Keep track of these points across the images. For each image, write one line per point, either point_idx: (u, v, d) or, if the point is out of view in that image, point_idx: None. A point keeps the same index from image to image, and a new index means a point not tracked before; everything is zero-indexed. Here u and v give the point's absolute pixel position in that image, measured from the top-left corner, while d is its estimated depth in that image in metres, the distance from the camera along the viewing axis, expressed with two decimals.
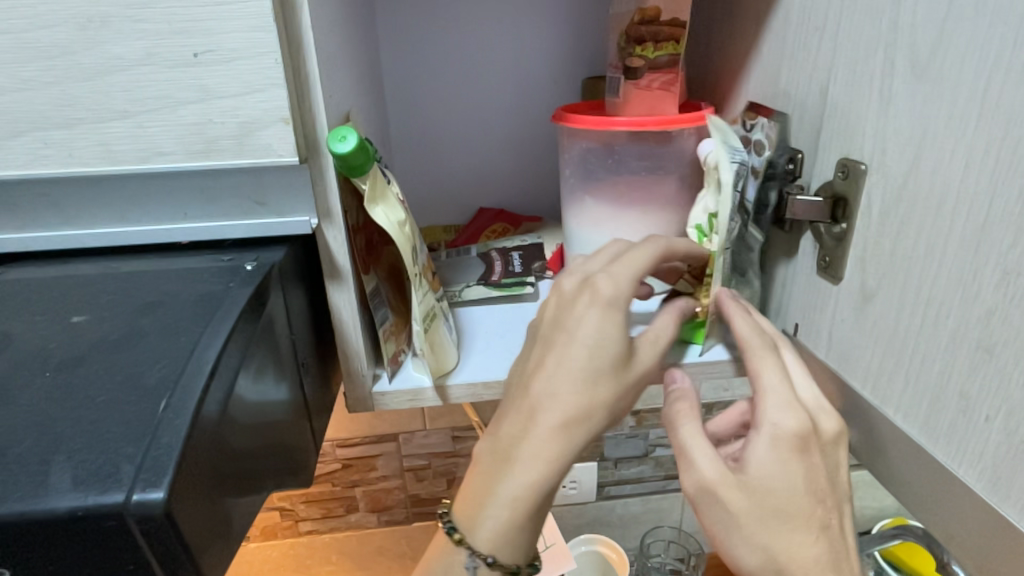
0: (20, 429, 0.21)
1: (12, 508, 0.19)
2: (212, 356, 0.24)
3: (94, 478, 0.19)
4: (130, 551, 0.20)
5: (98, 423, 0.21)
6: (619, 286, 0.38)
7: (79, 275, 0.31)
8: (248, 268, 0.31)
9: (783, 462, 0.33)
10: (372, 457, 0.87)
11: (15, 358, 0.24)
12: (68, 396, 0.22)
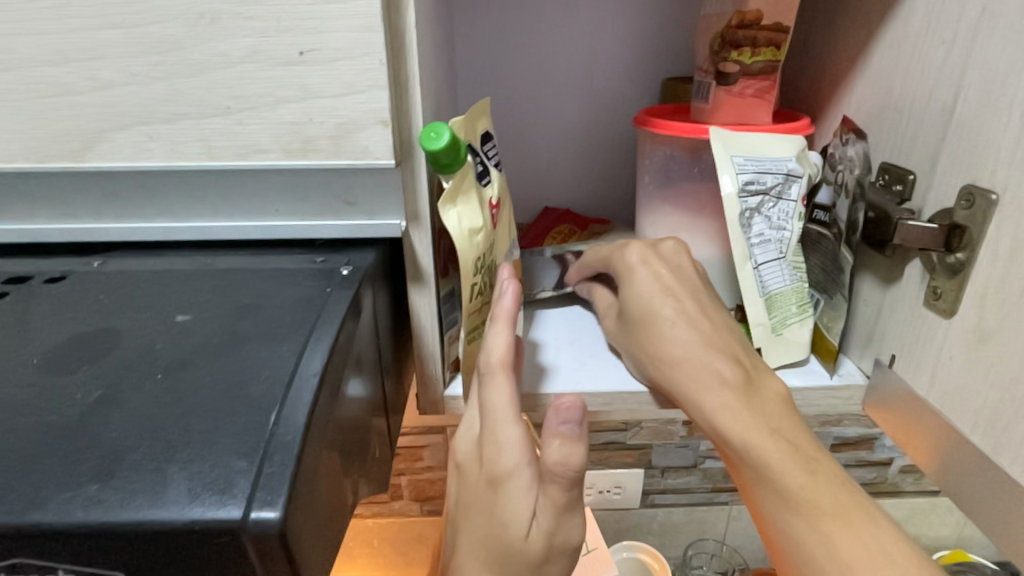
0: (135, 432, 0.21)
1: (132, 517, 0.19)
2: (315, 369, 0.24)
3: (210, 490, 0.19)
4: (240, 568, 0.19)
5: (211, 432, 0.21)
6: (504, 461, 0.31)
7: (176, 270, 0.31)
8: (342, 272, 0.31)
9: (628, 280, 0.42)
10: (420, 447, 0.88)
11: (126, 357, 0.24)
12: (178, 401, 0.22)
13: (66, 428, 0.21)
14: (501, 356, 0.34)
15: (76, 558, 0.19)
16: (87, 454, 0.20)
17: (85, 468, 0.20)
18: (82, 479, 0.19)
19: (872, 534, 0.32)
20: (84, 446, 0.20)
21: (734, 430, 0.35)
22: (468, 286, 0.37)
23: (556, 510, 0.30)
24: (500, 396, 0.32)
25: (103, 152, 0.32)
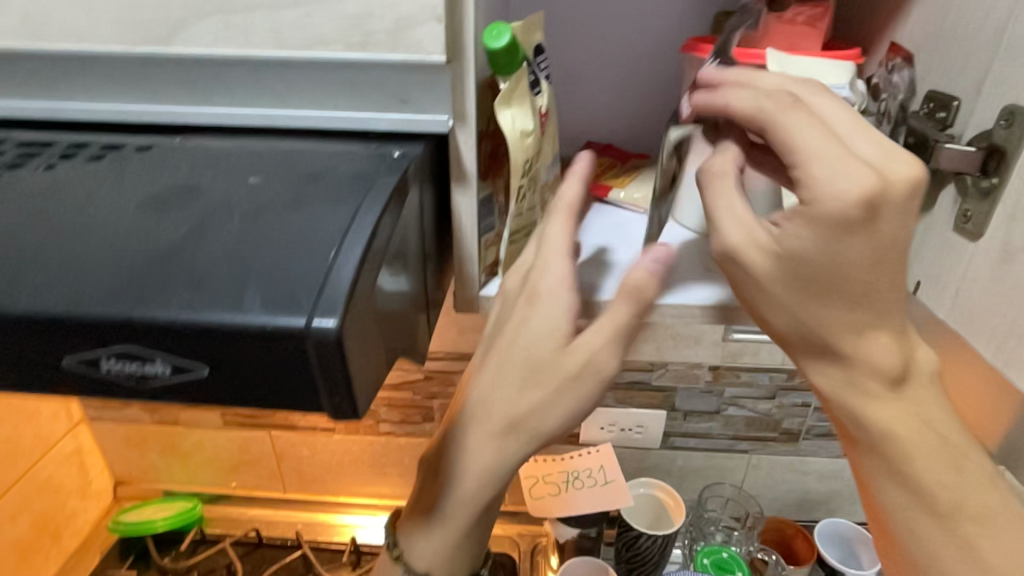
0: (217, 257, 0.25)
1: (217, 316, 0.23)
2: (370, 222, 0.27)
3: (280, 303, 0.23)
4: (303, 369, 0.23)
5: (280, 262, 0.24)
6: (553, 279, 0.38)
7: (246, 149, 0.34)
8: (394, 156, 0.34)
9: (811, 235, 0.32)
10: (452, 372, 0.94)
11: (208, 204, 0.28)
12: (254, 237, 0.26)
13: (162, 252, 0.25)
14: (570, 196, 0.39)
15: (169, 349, 0.23)
16: (177, 271, 0.24)
17: (178, 280, 0.24)
18: (177, 286, 0.23)
19: (1010, 532, 0.38)
20: (175, 266, 0.24)
21: (906, 438, 0.37)
22: (511, 186, 0.40)
23: (600, 327, 0.37)
24: (557, 230, 0.39)
25: (186, 39, 0.35)
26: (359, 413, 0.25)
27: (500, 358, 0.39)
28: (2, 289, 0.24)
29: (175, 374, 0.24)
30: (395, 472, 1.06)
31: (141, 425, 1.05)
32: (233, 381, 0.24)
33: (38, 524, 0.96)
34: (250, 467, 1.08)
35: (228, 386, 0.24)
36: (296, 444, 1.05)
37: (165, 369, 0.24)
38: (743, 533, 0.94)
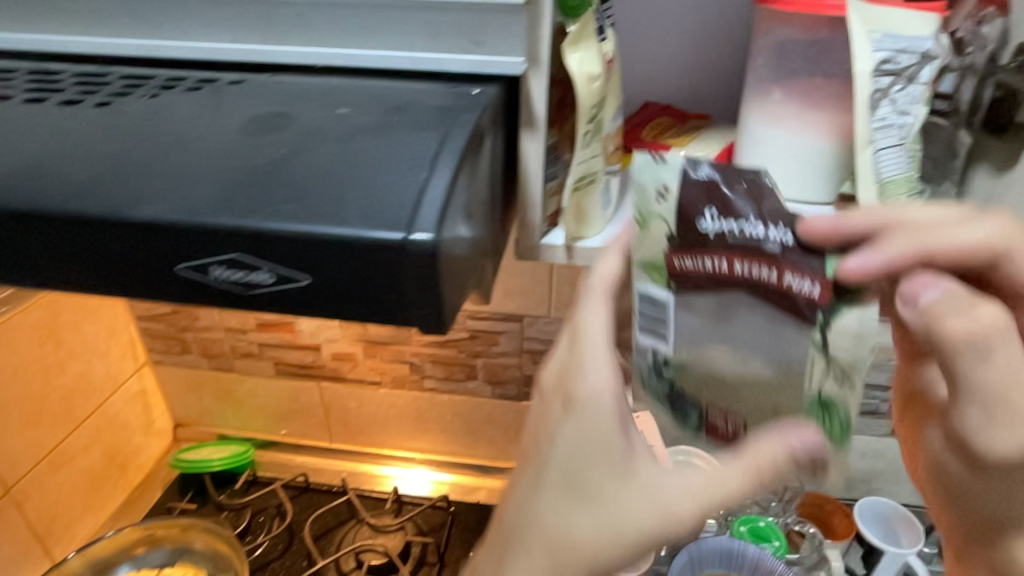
0: (321, 179, 0.28)
1: (326, 231, 0.27)
2: (458, 149, 0.30)
3: (380, 220, 0.27)
4: (399, 280, 0.28)
5: (376, 184, 0.28)
6: (593, 387, 0.38)
7: (332, 85, 0.36)
8: (473, 94, 0.35)
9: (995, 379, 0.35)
10: (497, 332, 0.96)
11: (307, 131, 0.31)
12: (342, 160, 0.30)
13: (265, 169, 0.29)
14: (604, 279, 0.40)
15: (284, 261, 0.28)
16: (289, 191, 0.28)
17: (291, 199, 0.28)
18: (289, 203, 0.28)
19: None
20: (288, 187, 0.28)
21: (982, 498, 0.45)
22: (578, 132, 0.41)
23: (686, 490, 0.38)
24: (592, 323, 0.39)
25: None
26: (434, 327, 0.30)
27: (543, 472, 0.39)
28: (140, 198, 0.29)
29: (285, 283, 0.29)
30: (436, 427, 1.10)
31: (199, 370, 1.11)
32: (338, 289, 0.29)
33: (107, 456, 1.03)
34: (299, 415, 1.13)
35: (332, 292, 0.29)
36: (344, 395, 1.09)
37: (271, 277, 0.29)
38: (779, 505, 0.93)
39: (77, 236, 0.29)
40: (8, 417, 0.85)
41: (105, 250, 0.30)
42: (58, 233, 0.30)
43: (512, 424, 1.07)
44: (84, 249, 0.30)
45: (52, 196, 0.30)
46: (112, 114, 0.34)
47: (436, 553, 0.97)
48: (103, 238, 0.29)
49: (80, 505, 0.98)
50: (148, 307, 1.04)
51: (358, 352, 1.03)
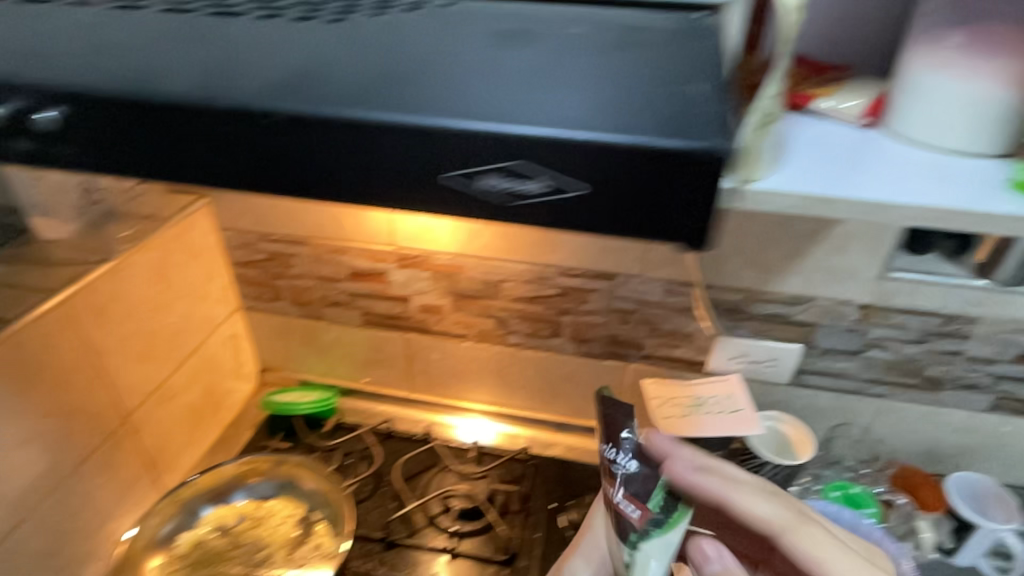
0: (619, 101, 0.36)
1: (639, 141, 0.33)
2: (705, 47, 0.43)
3: (685, 131, 0.33)
4: (693, 186, 0.33)
5: (666, 103, 0.36)
6: None
7: (567, 14, 0.48)
8: (693, 19, 0.47)
9: None
10: (588, 290, 0.96)
11: (581, 44, 0.43)
12: (614, 87, 0.37)
13: (561, 86, 0.37)
14: None
15: (588, 172, 0.34)
16: (599, 111, 0.35)
17: (599, 115, 0.34)
18: (599, 117, 0.34)
19: None
20: (595, 106, 0.35)
21: None
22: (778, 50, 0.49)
23: None
24: None
25: None
26: (675, 240, 0.36)
27: None
28: (453, 102, 0.35)
29: (572, 194, 0.34)
30: (517, 383, 1.12)
31: (288, 317, 1.14)
32: (629, 199, 0.34)
33: (205, 394, 1.07)
34: (381, 365, 1.16)
35: (621, 202, 0.34)
36: (427, 347, 1.11)
37: (547, 185, 0.34)
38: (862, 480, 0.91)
39: (376, 149, 0.35)
40: (127, 351, 0.88)
41: (399, 156, 0.35)
42: (353, 138, 0.35)
43: (592, 383, 1.08)
44: (376, 154, 0.35)
45: (347, 104, 0.35)
46: (388, 37, 0.42)
47: (519, 502, 0.99)
48: (400, 142, 0.34)
49: (182, 437, 1.03)
50: (244, 253, 1.07)
51: (446, 306, 1.04)
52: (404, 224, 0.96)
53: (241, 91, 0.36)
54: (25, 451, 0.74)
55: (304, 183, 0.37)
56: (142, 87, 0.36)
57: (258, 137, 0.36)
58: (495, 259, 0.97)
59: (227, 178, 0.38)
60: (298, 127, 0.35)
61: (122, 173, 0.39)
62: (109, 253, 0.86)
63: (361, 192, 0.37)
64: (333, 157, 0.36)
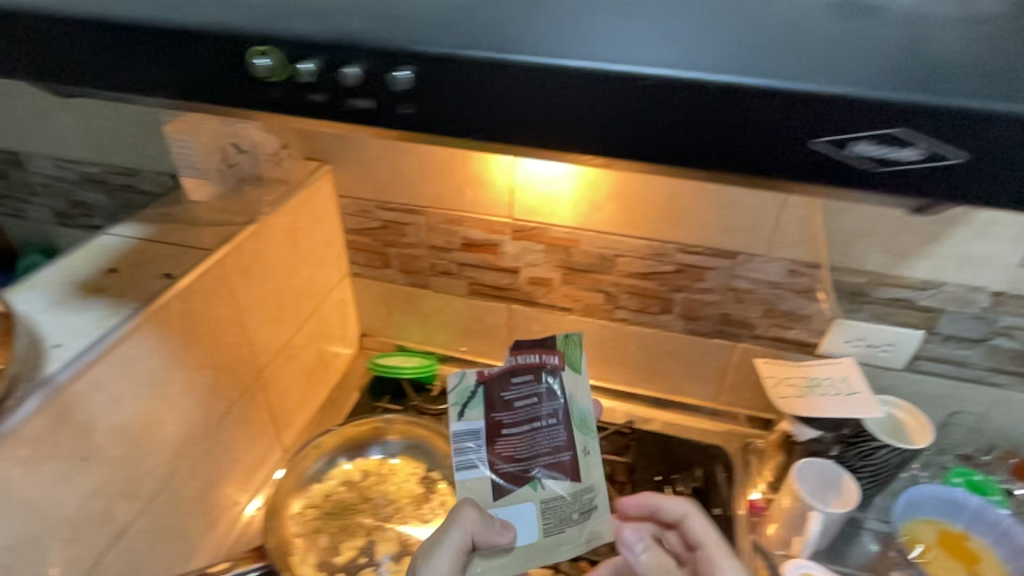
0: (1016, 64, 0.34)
1: None
2: None
3: None
4: None
5: None
6: None
7: None
8: None
9: None
10: (706, 267, 0.97)
11: None
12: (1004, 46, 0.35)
13: (946, 45, 0.35)
14: None
15: (982, 142, 0.32)
16: (1001, 74, 0.33)
17: (1000, 78, 0.33)
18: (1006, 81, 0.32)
19: None
20: (995, 69, 0.33)
21: None
22: None
23: None
24: None
25: None
26: None
27: None
28: (833, 60, 0.34)
29: (948, 165, 0.33)
30: (618, 358, 1.13)
31: (395, 285, 1.17)
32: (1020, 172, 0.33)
33: (318, 357, 1.12)
34: (482, 335, 1.19)
35: (1009, 173, 0.33)
36: (530, 319, 1.13)
37: (923, 155, 0.33)
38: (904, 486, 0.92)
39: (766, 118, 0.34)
40: (265, 311, 0.92)
41: (793, 125, 0.34)
42: (733, 105, 0.34)
43: (694, 360, 1.09)
44: (772, 124, 0.34)
45: (730, 69, 0.34)
46: None
47: (625, 472, 1.01)
48: (806, 113, 0.33)
49: (299, 396, 1.07)
50: (360, 221, 1.10)
51: (556, 278, 1.06)
52: (527, 192, 0.97)
53: (615, 57, 0.35)
54: (189, 400, 0.78)
55: (676, 153, 0.36)
56: (488, 41, 0.36)
57: (636, 105, 0.35)
58: (613, 234, 0.97)
59: (581, 146, 0.37)
60: (688, 95, 0.34)
61: (443, 136, 0.39)
62: (253, 215, 0.89)
63: (738, 164, 0.36)
64: (716, 125, 0.35)
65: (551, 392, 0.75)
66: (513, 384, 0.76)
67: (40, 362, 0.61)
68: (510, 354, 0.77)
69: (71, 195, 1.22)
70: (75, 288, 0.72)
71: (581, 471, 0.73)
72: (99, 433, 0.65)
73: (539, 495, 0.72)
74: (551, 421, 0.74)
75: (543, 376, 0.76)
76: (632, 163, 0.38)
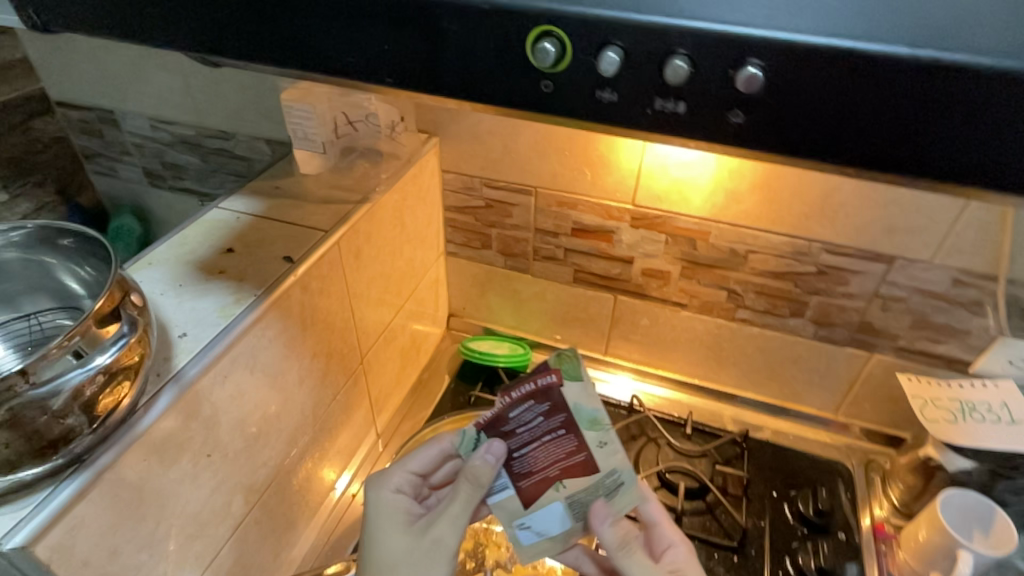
0: None
1: None
2: None
3: None
4: None
5: None
6: None
7: None
8: None
9: None
10: (852, 271, 0.86)
11: None
12: None
13: None
14: None
15: None
16: None
17: None
18: None
19: None
20: None
21: None
22: None
23: None
24: None
25: None
26: None
27: None
28: None
29: None
30: (730, 359, 1.05)
31: (492, 267, 1.11)
32: None
33: (412, 339, 1.07)
34: (581, 325, 1.12)
35: None
36: (638, 312, 1.05)
37: None
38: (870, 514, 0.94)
39: (935, 102, 0.29)
40: (372, 293, 0.87)
41: None
42: None
43: (819, 368, 1.00)
44: (926, 110, 0.30)
45: None
46: None
47: (740, 485, 0.94)
48: (978, 97, 0.29)
49: (394, 378, 1.04)
50: (463, 198, 1.03)
51: (674, 272, 0.97)
52: (656, 177, 0.87)
53: (882, 34, 0.29)
54: (302, 388, 0.75)
55: (975, 168, 0.30)
56: (911, 37, 0.29)
57: (1020, 119, 0.29)
58: (749, 228, 0.88)
59: (983, 175, 0.31)
60: (850, 73, 0.30)
61: (805, 154, 0.33)
62: (366, 192, 0.83)
63: (992, 172, 0.30)
64: (983, 124, 0.29)
65: (552, 404, 0.60)
66: (512, 414, 0.61)
67: (169, 352, 0.58)
68: (501, 392, 0.62)
69: (165, 156, 1.19)
70: (195, 267, 0.68)
71: (599, 461, 0.61)
72: (224, 427, 0.62)
73: (562, 492, 0.61)
74: (561, 431, 0.60)
75: (546, 397, 0.60)
76: (973, 188, 0.32)
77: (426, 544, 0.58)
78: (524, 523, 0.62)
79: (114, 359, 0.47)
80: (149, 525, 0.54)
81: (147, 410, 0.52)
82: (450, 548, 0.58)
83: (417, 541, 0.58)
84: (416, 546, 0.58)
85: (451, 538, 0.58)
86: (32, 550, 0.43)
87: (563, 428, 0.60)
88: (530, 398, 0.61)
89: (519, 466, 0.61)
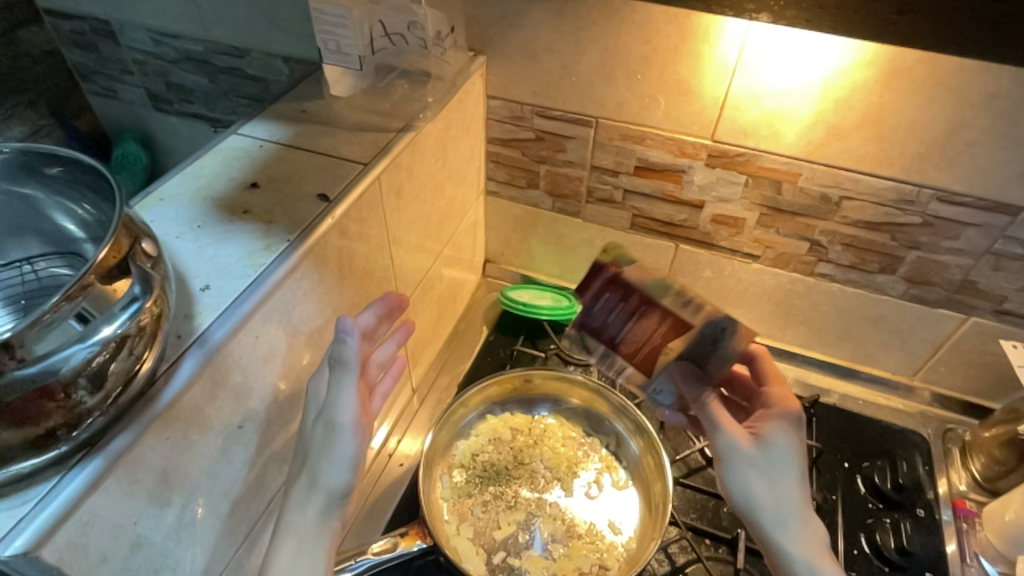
0: None
1: None
2: None
3: None
4: None
5: None
6: None
7: None
8: None
9: None
10: (965, 224, 0.75)
11: None
12: None
13: None
14: None
15: None
16: None
17: None
18: None
19: None
20: None
21: None
22: None
23: None
24: None
25: None
26: None
27: None
28: None
29: None
30: (801, 317, 0.95)
31: (538, 209, 1.00)
32: None
33: (448, 287, 0.98)
34: None
35: None
36: (701, 263, 0.95)
37: None
38: (942, 476, 0.88)
39: None
40: (412, 236, 0.77)
41: None
42: None
43: (902, 330, 0.91)
44: None
45: None
46: None
47: (810, 456, 0.86)
48: None
49: (431, 330, 0.95)
50: (510, 129, 0.90)
51: (750, 219, 0.86)
52: (745, 108, 0.74)
53: None
54: None
55: None
56: None
57: None
58: (848, 171, 0.76)
59: None
60: None
61: None
62: (407, 119, 0.71)
63: None
64: None
65: (621, 288, 0.58)
66: (598, 306, 0.60)
67: (191, 310, 0.48)
68: (581, 292, 0.61)
69: (169, 76, 1.05)
70: (215, 205, 0.58)
71: (693, 318, 0.56)
72: (256, 394, 0.53)
73: (672, 361, 0.59)
74: (643, 307, 0.58)
75: (617, 283, 0.58)
76: None
77: (322, 429, 0.53)
78: (654, 389, 0.64)
79: (125, 329, 0.38)
80: (177, 510, 0.46)
81: (168, 380, 0.43)
82: (341, 428, 0.52)
83: (314, 427, 0.53)
84: (313, 433, 0.53)
85: (336, 418, 0.52)
86: (37, 556, 0.35)
87: (643, 305, 0.57)
88: (602, 280, 0.59)
89: (630, 349, 0.60)
